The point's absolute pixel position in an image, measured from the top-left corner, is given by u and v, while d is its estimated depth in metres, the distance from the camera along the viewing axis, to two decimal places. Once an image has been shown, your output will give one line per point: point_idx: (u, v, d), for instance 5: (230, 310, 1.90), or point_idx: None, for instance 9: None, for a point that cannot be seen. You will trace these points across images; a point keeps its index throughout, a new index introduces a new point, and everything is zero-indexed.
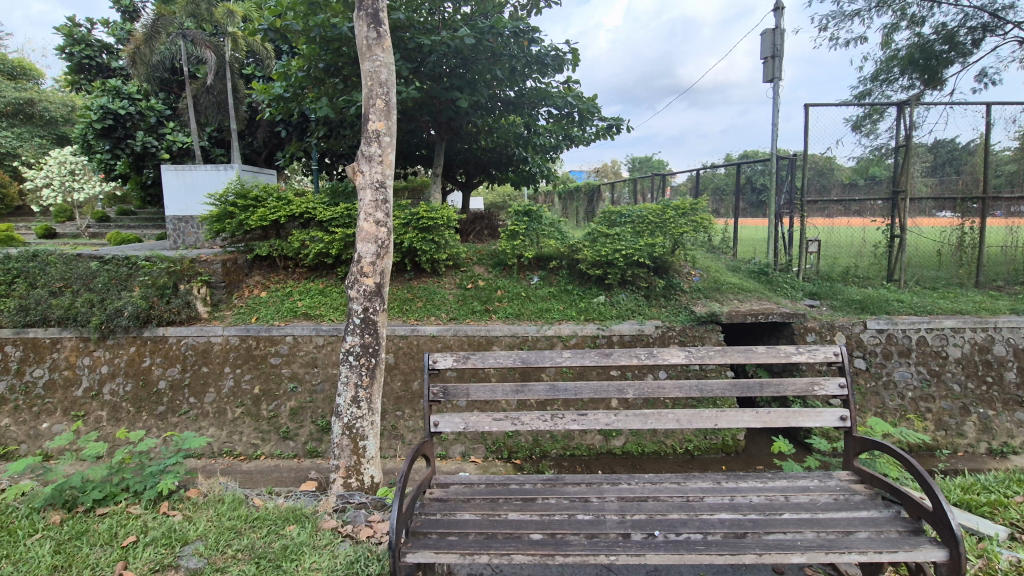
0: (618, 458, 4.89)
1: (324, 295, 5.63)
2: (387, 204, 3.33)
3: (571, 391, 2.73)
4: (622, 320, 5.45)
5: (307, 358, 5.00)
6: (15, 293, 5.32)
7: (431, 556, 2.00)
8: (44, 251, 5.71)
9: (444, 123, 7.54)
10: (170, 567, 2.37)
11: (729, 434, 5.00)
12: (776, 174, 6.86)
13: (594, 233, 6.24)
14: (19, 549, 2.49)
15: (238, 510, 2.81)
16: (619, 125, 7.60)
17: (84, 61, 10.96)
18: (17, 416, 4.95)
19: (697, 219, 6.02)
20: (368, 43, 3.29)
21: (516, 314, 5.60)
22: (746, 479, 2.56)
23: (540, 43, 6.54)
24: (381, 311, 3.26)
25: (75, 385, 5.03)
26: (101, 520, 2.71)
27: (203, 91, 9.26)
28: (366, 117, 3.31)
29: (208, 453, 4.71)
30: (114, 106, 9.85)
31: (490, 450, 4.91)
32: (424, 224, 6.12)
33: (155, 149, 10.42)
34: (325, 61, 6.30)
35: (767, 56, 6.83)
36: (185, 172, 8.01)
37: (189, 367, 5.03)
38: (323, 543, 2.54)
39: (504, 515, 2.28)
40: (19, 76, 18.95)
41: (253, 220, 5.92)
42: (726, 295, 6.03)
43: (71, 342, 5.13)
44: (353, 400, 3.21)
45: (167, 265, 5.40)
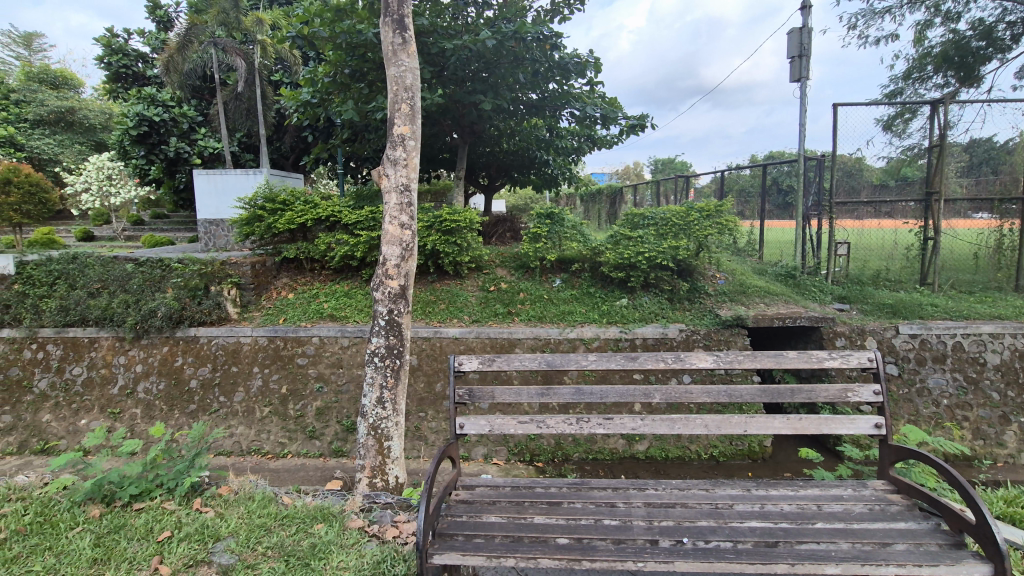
0: (641, 463, 4.84)
1: (350, 297, 5.71)
2: (411, 208, 3.36)
3: (596, 395, 2.71)
4: (645, 323, 5.40)
5: (333, 359, 5.06)
6: (56, 294, 5.51)
7: (458, 558, 2.00)
8: (83, 253, 5.90)
9: (466, 127, 7.58)
10: (203, 563, 2.42)
11: (755, 440, 4.92)
12: (803, 175, 6.70)
13: (617, 236, 6.21)
14: (61, 542, 2.57)
15: (268, 508, 2.86)
16: (643, 123, 7.55)
17: (121, 70, 11.35)
18: (58, 412, 5.16)
19: (722, 221, 5.93)
20: (394, 48, 3.34)
21: (538, 317, 5.59)
22: (777, 487, 2.50)
23: (562, 47, 6.55)
24: (405, 313, 3.29)
25: (111, 383, 5.20)
26: (138, 516, 2.79)
27: (233, 98, 9.50)
28: (391, 121, 3.35)
29: (236, 451, 4.82)
30: (149, 113, 10.12)
31: (512, 452, 4.92)
32: (447, 227, 6.16)
33: (187, 154, 10.73)
34: (350, 67, 6.41)
35: (794, 56, 6.70)
36: (214, 176, 8.19)
37: (219, 366, 5.14)
38: (350, 542, 2.57)
39: (530, 518, 2.27)
40: (61, 85, 19.73)
41: (282, 223, 6.04)
42: (753, 298, 5.93)
43: (108, 342, 5.29)
44: (379, 401, 3.24)
45: (199, 267, 5.53)
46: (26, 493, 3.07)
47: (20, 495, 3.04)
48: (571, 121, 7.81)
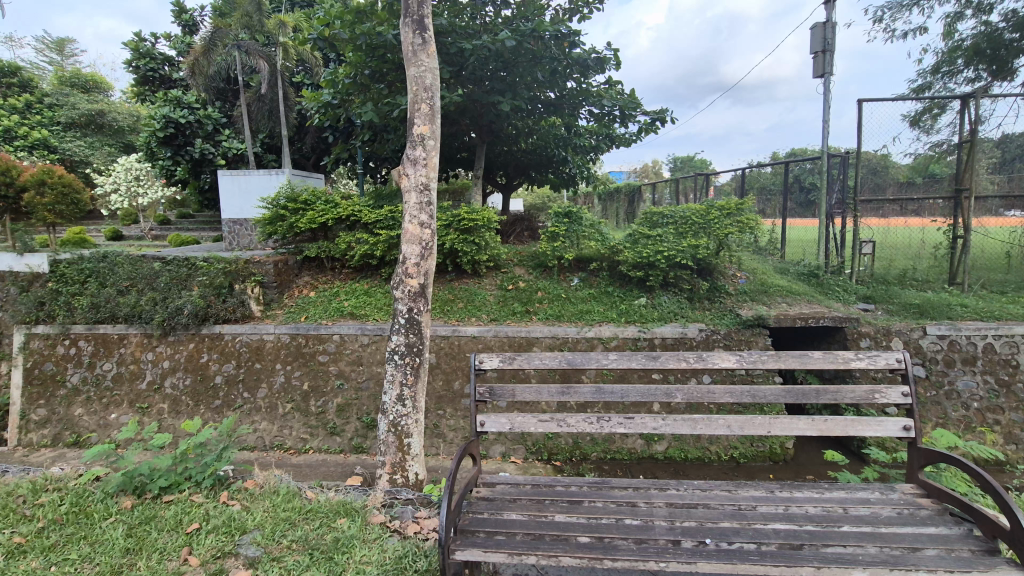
0: (660, 464, 4.80)
1: (369, 296, 5.77)
2: (431, 206, 3.38)
3: (617, 394, 2.70)
4: (664, 323, 5.35)
5: (353, 356, 5.12)
6: (87, 292, 5.67)
7: (479, 554, 2.02)
8: (112, 252, 6.04)
9: (484, 126, 7.60)
10: (230, 555, 2.48)
11: (777, 441, 4.85)
12: (827, 173, 6.57)
13: (635, 235, 6.18)
14: (96, 532, 2.66)
15: (292, 502, 2.92)
16: (663, 118, 7.49)
17: (148, 73, 11.63)
18: (90, 406, 5.33)
19: (744, 220, 5.84)
20: (414, 48, 3.36)
21: (557, 316, 5.58)
22: (802, 489, 2.46)
23: (581, 45, 6.52)
24: (425, 312, 3.32)
25: (139, 378, 5.34)
26: (167, 507, 2.86)
27: (255, 99, 9.67)
28: (412, 121, 3.38)
29: (260, 446, 4.93)
30: (176, 115, 10.36)
31: (530, 450, 4.93)
32: (466, 226, 6.18)
33: (212, 155, 10.95)
34: (370, 68, 6.47)
35: (818, 51, 6.58)
36: (238, 177, 8.34)
37: (243, 363, 5.24)
38: (372, 537, 2.60)
39: (551, 516, 2.27)
40: (92, 88, 20.28)
41: (303, 222, 6.13)
42: (775, 298, 5.84)
43: (137, 338, 5.43)
44: (399, 399, 3.27)
45: (224, 265, 5.63)
46: (62, 484, 3.17)
47: (56, 486, 3.14)
48: (589, 119, 7.78)
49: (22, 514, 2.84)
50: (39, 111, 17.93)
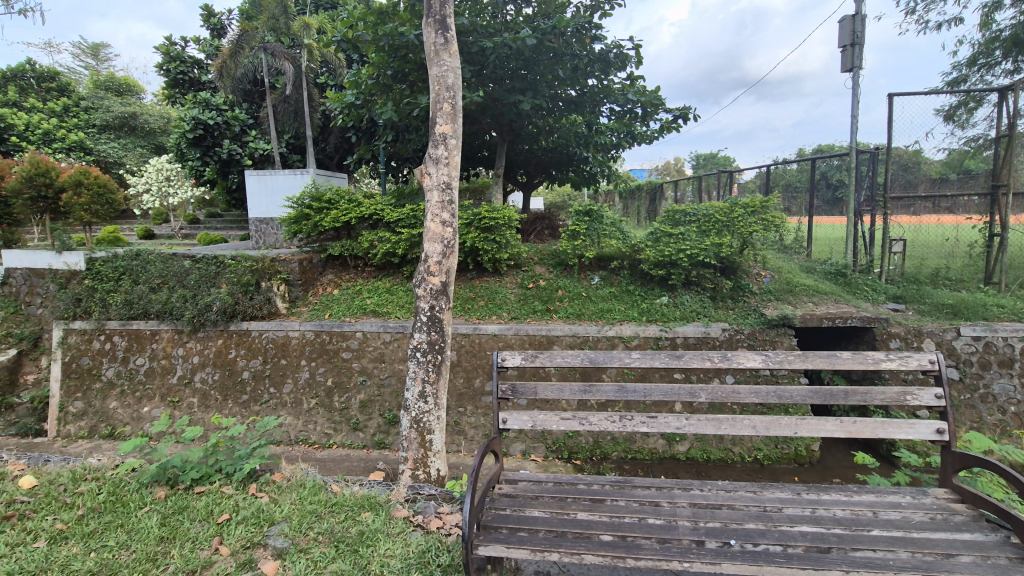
0: (682, 464, 4.76)
1: (391, 294, 5.84)
2: (453, 205, 3.41)
3: (640, 393, 2.69)
4: (686, 322, 5.28)
5: (376, 353, 5.18)
6: (121, 289, 5.86)
7: (502, 550, 2.04)
8: (144, 250, 6.20)
9: (505, 125, 7.61)
10: (259, 545, 2.54)
11: (802, 443, 4.76)
12: (855, 169, 6.41)
13: (657, 233, 6.14)
14: (132, 520, 2.75)
15: (318, 495, 2.98)
16: (686, 115, 7.39)
17: (178, 76, 11.94)
18: (124, 399, 5.51)
19: (769, 218, 5.74)
20: (436, 48, 3.39)
21: (577, 314, 5.56)
22: (829, 492, 2.42)
23: (602, 40, 6.48)
24: (446, 310, 3.34)
25: (170, 372, 5.50)
26: (199, 498, 2.95)
27: (281, 100, 9.84)
28: (433, 120, 3.41)
29: (286, 440, 5.04)
30: (204, 117, 10.62)
31: (550, 449, 4.92)
32: (486, 224, 6.20)
33: (239, 155, 11.20)
34: (392, 68, 6.53)
35: (846, 45, 6.42)
36: (265, 176, 8.50)
37: (270, 359, 5.35)
38: (396, 531, 2.64)
39: (574, 514, 2.28)
40: (125, 92, 20.90)
41: (327, 221, 6.24)
42: (801, 298, 5.73)
43: (168, 334, 5.59)
44: (421, 395, 3.31)
45: (251, 263, 5.74)
46: (100, 474, 3.28)
47: (95, 475, 3.26)
48: (610, 116, 7.72)
49: (64, 502, 2.96)
50: (75, 114, 18.57)
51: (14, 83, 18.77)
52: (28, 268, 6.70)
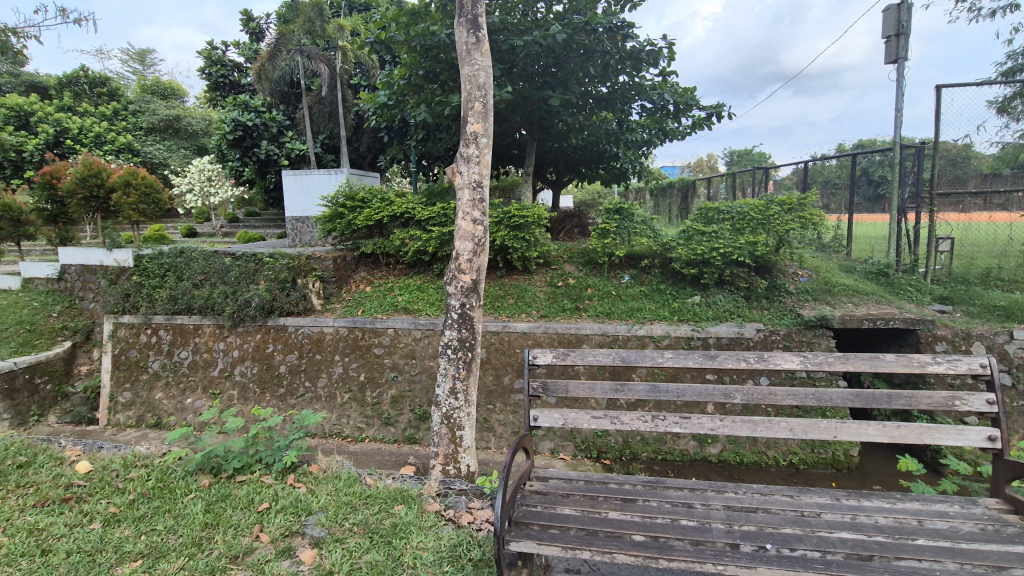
0: (714, 466, 4.69)
1: (422, 291, 5.92)
2: (483, 203, 3.43)
3: (673, 393, 2.66)
4: (719, 322, 5.18)
5: (407, 350, 5.26)
6: (166, 285, 6.11)
7: (533, 546, 2.05)
8: (188, 248, 6.45)
9: (535, 123, 7.60)
10: (297, 534, 2.63)
11: (840, 448, 4.62)
12: (899, 165, 6.15)
13: (689, 232, 6.04)
14: (179, 505, 2.88)
15: (353, 487, 3.05)
16: (719, 112, 7.24)
17: (219, 79, 12.34)
18: (168, 391, 5.76)
19: (806, 215, 5.59)
20: (468, 48, 3.41)
21: (607, 313, 5.51)
22: (871, 498, 2.34)
23: (634, 37, 6.40)
24: (477, 307, 3.37)
25: (211, 366, 5.71)
26: (240, 487, 3.06)
27: (316, 102, 10.07)
28: (465, 119, 3.43)
29: (320, 433, 5.18)
30: (244, 119, 10.98)
31: (579, 448, 4.91)
32: (516, 223, 6.22)
33: (276, 156, 11.53)
34: (424, 69, 6.62)
35: (891, 35, 6.17)
36: (301, 176, 8.73)
37: (305, 354, 5.49)
38: (428, 524, 2.69)
39: (605, 513, 2.27)
40: (170, 95, 21.78)
41: (361, 220, 6.37)
42: (840, 298, 5.55)
43: (210, 328, 5.80)
44: (451, 392, 3.35)
45: (288, 260, 5.89)
46: (148, 461, 3.44)
47: (144, 462, 3.42)
48: (642, 113, 7.63)
49: (116, 487, 3.12)
50: (124, 117, 19.44)
51: (69, 88, 19.78)
52: (81, 264, 7.07)
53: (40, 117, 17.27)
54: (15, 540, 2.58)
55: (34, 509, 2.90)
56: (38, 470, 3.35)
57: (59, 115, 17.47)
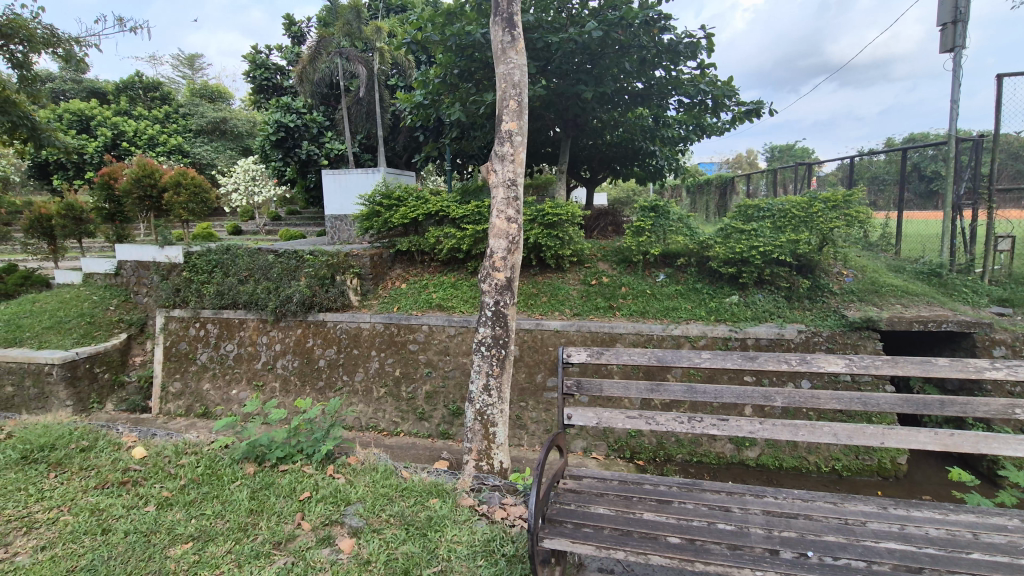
0: (751, 470, 4.57)
1: (456, 289, 6.00)
2: (518, 201, 3.44)
3: (710, 394, 2.61)
4: (758, 323, 5.03)
5: (441, 346, 5.33)
6: (214, 281, 6.38)
7: (567, 544, 2.04)
8: (234, 245, 6.71)
9: (570, 121, 7.56)
10: (337, 523, 2.71)
11: (886, 455, 4.44)
12: (954, 160, 5.84)
13: (727, 230, 5.91)
14: (226, 492, 3.01)
15: (390, 479, 3.12)
16: (759, 108, 7.04)
17: (263, 82, 12.76)
18: (215, 382, 6.01)
19: (852, 213, 5.39)
20: (503, 47, 3.42)
21: (641, 312, 5.44)
22: (921, 508, 2.25)
23: (672, 30, 6.29)
24: (511, 305, 3.39)
25: (255, 359, 5.93)
26: (283, 476, 3.18)
27: (354, 102, 10.30)
28: (500, 118, 3.45)
29: (358, 426, 5.32)
30: (286, 120, 11.33)
31: (612, 448, 4.87)
32: (550, 221, 6.21)
33: (317, 156, 11.85)
34: (459, 68, 6.68)
35: (947, 23, 5.86)
36: (340, 176, 8.93)
37: (343, 348, 5.64)
38: (462, 518, 2.72)
39: (639, 514, 2.25)
40: (218, 99, 22.67)
41: (397, 218, 6.48)
42: (887, 299, 5.32)
43: (254, 323, 6.02)
44: (485, 388, 3.38)
45: (327, 258, 6.06)
46: (198, 448, 3.60)
47: (194, 450, 3.59)
48: (679, 109, 7.48)
49: (169, 472, 3.28)
50: (175, 120, 20.34)
51: (126, 94, 20.81)
52: (136, 260, 7.44)
53: (99, 121, 18.19)
54: (79, 519, 2.76)
55: (95, 491, 3.08)
56: (99, 454, 3.56)
57: (116, 118, 18.37)
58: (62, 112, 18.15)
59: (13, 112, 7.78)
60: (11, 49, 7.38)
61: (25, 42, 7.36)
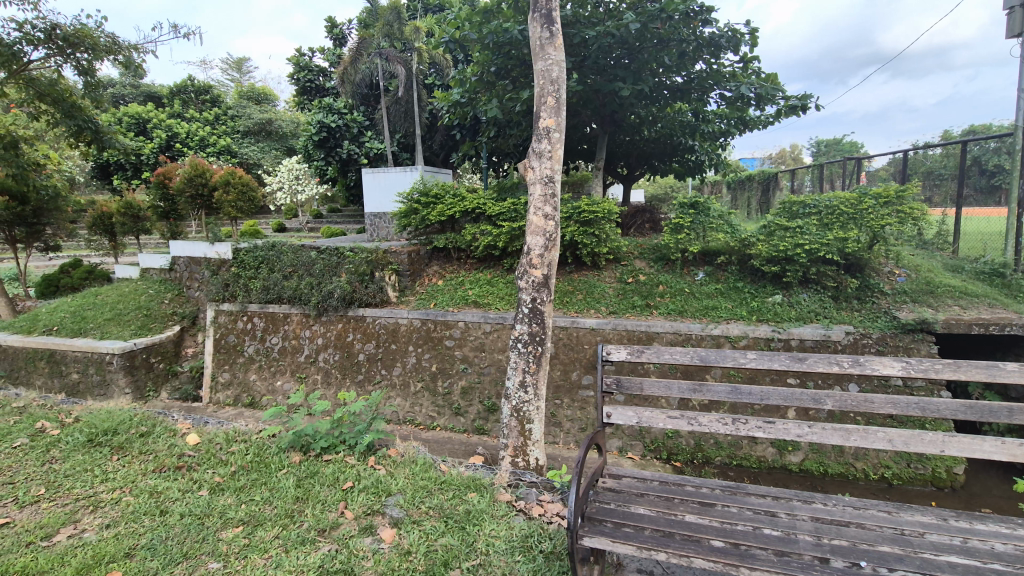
0: (794, 476, 4.42)
1: (492, 286, 6.03)
2: (555, 198, 3.42)
3: (756, 395, 2.54)
4: (802, 323, 4.86)
5: (476, 343, 5.37)
6: (260, 276, 6.62)
7: (607, 543, 2.03)
8: (279, 242, 6.94)
9: (607, 116, 7.48)
10: (378, 513, 2.78)
11: (941, 465, 4.22)
12: (1021, 153, 5.49)
13: (770, 227, 5.73)
14: (274, 479, 3.13)
15: (429, 472, 3.17)
16: (806, 103, 6.78)
17: (306, 83, 13.13)
18: (261, 373, 6.25)
19: (905, 209, 5.14)
20: (542, 43, 3.41)
21: (679, 311, 5.33)
22: (985, 521, 2.12)
23: (714, 23, 6.14)
24: (548, 302, 3.38)
25: (299, 352, 6.11)
26: (327, 465, 3.27)
27: (394, 102, 10.47)
28: (538, 115, 3.44)
29: (395, 419, 5.44)
30: (328, 121, 11.64)
31: (648, 448, 4.80)
32: (586, 218, 6.18)
33: (357, 155, 12.13)
34: (496, 66, 6.70)
35: (1015, 6, 5.50)
36: (379, 174, 9.12)
37: (382, 343, 5.76)
38: (500, 513, 2.74)
39: (681, 516, 2.22)
40: (264, 100, 23.50)
41: (434, 215, 6.55)
42: (944, 300, 5.06)
43: (298, 317, 6.21)
44: (521, 385, 3.39)
45: (366, 254, 6.19)
46: (247, 437, 3.75)
47: (243, 438, 3.73)
48: (720, 103, 7.29)
49: (220, 458, 3.43)
50: (224, 121, 21.18)
51: (179, 97, 21.78)
52: (188, 257, 7.79)
53: (155, 123, 19.08)
54: (140, 501, 2.92)
55: (154, 474, 3.26)
56: (156, 439, 3.76)
57: (170, 121, 19.22)
58: (122, 116, 19.13)
59: (78, 117, 8.31)
60: (77, 57, 7.80)
61: (89, 51, 7.80)
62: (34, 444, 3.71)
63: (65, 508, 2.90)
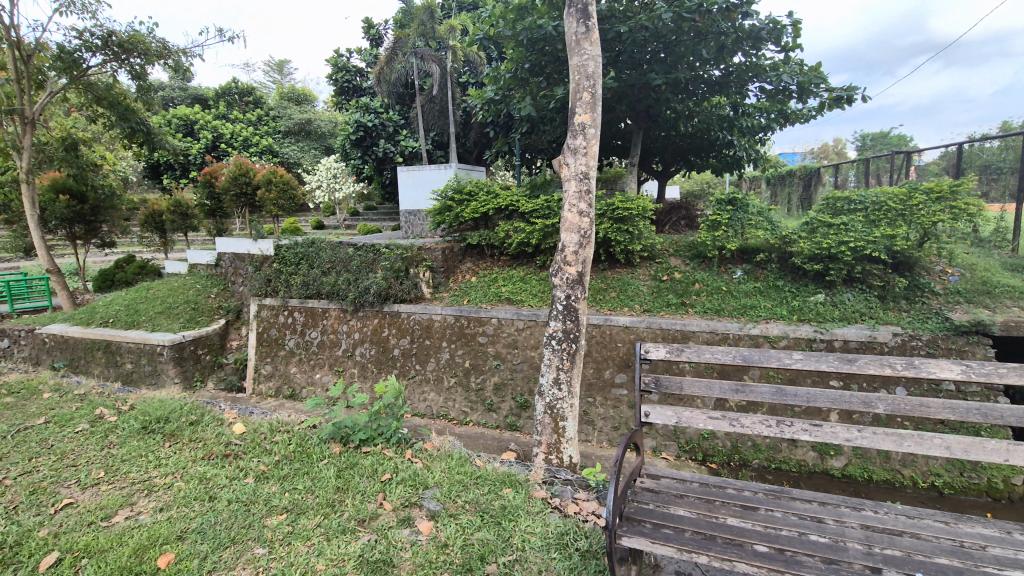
0: (837, 481, 4.28)
1: (525, 283, 6.03)
2: (590, 195, 3.39)
3: (801, 397, 2.45)
4: (847, 324, 4.68)
5: (509, 339, 5.38)
6: (300, 272, 6.80)
7: (646, 544, 2.01)
8: (318, 239, 7.12)
9: (642, 112, 7.37)
10: (415, 505, 2.83)
11: (998, 475, 4.02)
12: None
13: (813, 224, 5.55)
14: (315, 469, 3.22)
15: (464, 467, 3.21)
16: (852, 95, 6.52)
17: (343, 84, 13.40)
18: (301, 365, 6.44)
19: (959, 205, 4.90)
20: (578, 38, 3.38)
21: (716, 309, 5.21)
22: None
23: (755, 15, 5.97)
24: (582, 299, 3.36)
25: (337, 346, 6.27)
26: (365, 457, 3.35)
27: (428, 101, 10.58)
28: (573, 111, 3.41)
29: (429, 413, 5.53)
30: (364, 120, 11.87)
31: (683, 448, 4.72)
32: (620, 215, 6.10)
33: (392, 154, 12.32)
34: (530, 62, 6.69)
35: None
36: (414, 172, 9.24)
37: (416, 339, 5.84)
38: (536, 510, 2.75)
39: (722, 518, 2.18)
40: (303, 101, 24.11)
41: (467, 213, 6.59)
42: (1001, 301, 4.79)
43: (335, 312, 6.36)
44: (555, 382, 3.38)
45: (401, 251, 6.27)
46: (289, 427, 3.87)
47: (286, 428, 3.85)
48: (760, 97, 7.08)
49: (264, 447, 3.55)
50: (265, 122, 21.83)
51: (223, 99, 22.55)
52: (233, 253, 8.07)
53: (201, 125, 19.80)
54: (190, 486, 3.06)
55: (203, 461, 3.40)
56: (205, 428, 3.92)
57: (215, 121, 19.92)
58: (171, 118, 19.93)
59: (132, 119, 8.72)
60: (131, 62, 8.18)
61: (141, 56, 8.17)
62: (94, 430, 3.92)
63: (123, 491, 3.06)
